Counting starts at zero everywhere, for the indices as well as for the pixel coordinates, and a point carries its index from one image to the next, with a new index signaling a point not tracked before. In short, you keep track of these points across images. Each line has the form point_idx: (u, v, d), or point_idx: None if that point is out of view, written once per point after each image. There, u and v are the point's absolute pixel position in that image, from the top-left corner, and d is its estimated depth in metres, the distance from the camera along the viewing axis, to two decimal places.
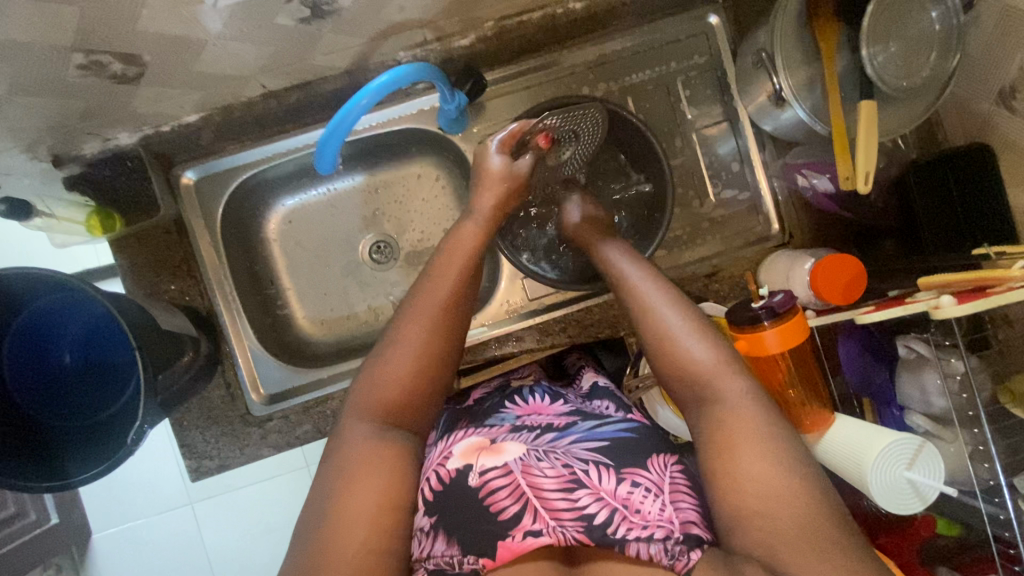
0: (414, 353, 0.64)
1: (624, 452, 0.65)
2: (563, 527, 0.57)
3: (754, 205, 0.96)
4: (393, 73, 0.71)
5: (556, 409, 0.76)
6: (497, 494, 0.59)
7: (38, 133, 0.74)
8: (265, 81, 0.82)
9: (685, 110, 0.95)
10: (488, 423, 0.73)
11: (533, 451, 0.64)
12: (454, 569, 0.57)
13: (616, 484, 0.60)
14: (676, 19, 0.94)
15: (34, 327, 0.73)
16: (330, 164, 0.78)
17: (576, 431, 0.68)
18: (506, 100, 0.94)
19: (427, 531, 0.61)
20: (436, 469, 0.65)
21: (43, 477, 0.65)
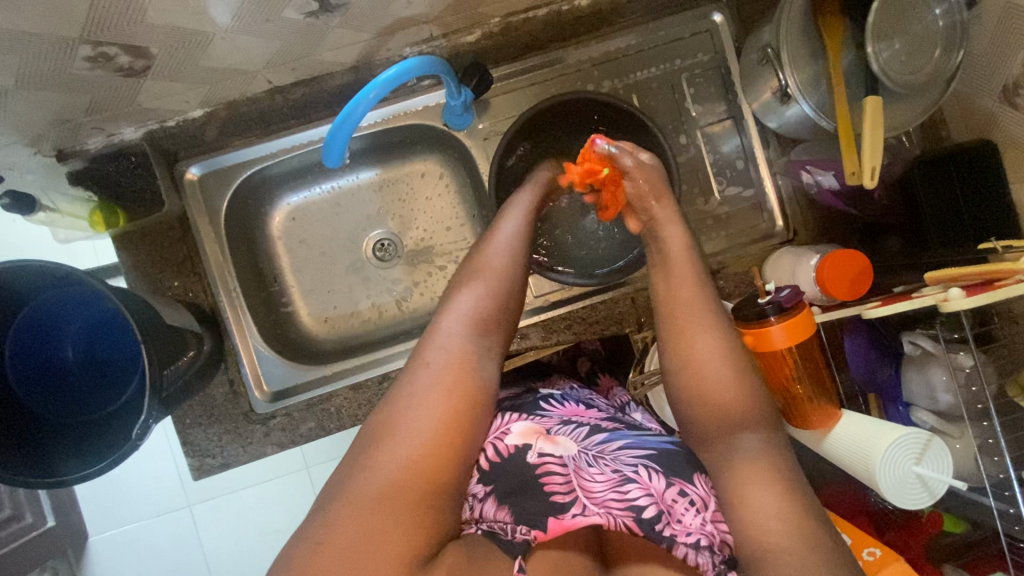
0: (494, 285, 0.67)
1: (670, 462, 0.63)
2: (612, 513, 0.58)
3: (758, 203, 0.96)
4: (402, 66, 0.71)
5: (595, 414, 0.74)
6: (552, 478, 0.60)
7: (43, 127, 0.73)
8: (271, 76, 0.81)
9: (690, 108, 0.95)
10: (537, 411, 0.70)
11: (585, 454, 0.64)
12: (505, 536, 0.58)
13: (665, 487, 0.60)
14: (680, 17, 0.94)
15: (38, 322, 0.72)
16: (337, 158, 0.77)
17: (624, 436, 0.67)
18: (511, 97, 0.94)
19: (480, 496, 0.62)
20: (494, 440, 0.65)
21: (41, 474, 0.64)
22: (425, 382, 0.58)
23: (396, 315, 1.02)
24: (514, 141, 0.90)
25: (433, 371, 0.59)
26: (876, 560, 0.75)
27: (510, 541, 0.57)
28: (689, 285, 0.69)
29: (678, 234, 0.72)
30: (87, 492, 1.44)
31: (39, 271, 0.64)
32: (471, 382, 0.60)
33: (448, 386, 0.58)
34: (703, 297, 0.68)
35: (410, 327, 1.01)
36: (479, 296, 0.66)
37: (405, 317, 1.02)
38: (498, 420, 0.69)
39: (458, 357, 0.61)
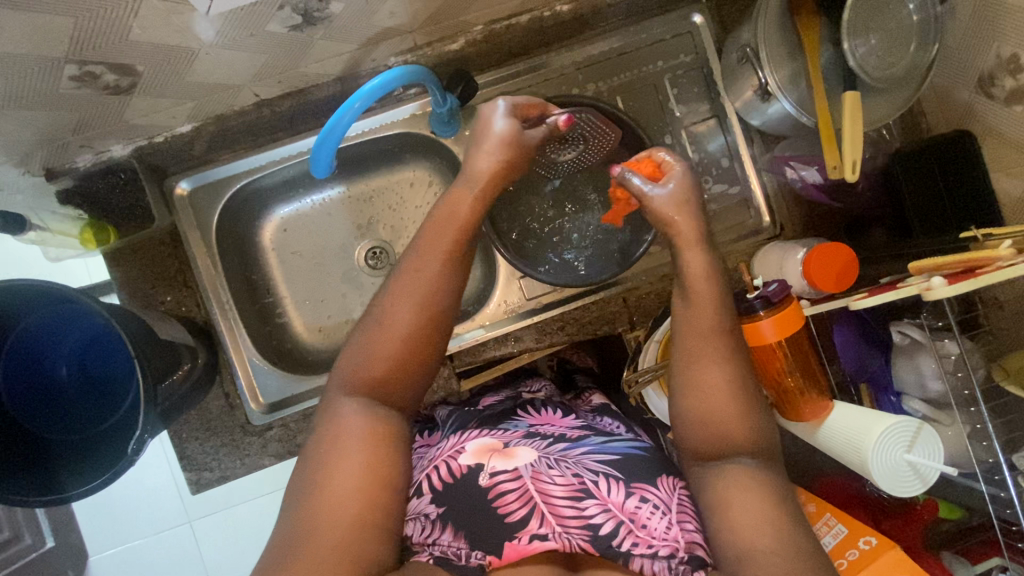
0: (406, 326, 0.61)
1: (634, 467, 0.66)
2: (568, 534, 0.58)
3: (745, 200, 0.97)
4: (385, 76, 0.71)
5: (567, 423, 0.77)
6: (505, 497, 0.61)
7: (30, 147, 0.74)
8: (258, 90, 0.82)
9: (674, 108, 0.97)
10: (505, 425, 0.75)
11: (544, 459, 0.65)
12: (459, 561, 0.59)
13: (624, 497, 0.61)
14: (661, 19, 0.96)
15: (30, 341, 0.73)
16: (325, 168, 0.78)
17: (587, 444, 0.70)
18: (497, 103, 0.95)
19: (433, 518, 0.63)
20: (448, 460, 0.68)
21: (35, 492, 0.64)
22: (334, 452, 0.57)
23: None
24: None
25: (336, 434, 0.58)
26: (871, 550, 0.76)
27: (464, 565, 0.59)
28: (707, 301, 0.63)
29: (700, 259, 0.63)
30: (86, 511, 1.44)
31: (32, 290, 0.65)
32: (382, 434, 0.59)
33: (349, 447, 0.58)
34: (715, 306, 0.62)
35: None
36: (395, 333, 0.61)
37: None
38: (460, 440, 0.73)
39: (364, 416, 0.60)
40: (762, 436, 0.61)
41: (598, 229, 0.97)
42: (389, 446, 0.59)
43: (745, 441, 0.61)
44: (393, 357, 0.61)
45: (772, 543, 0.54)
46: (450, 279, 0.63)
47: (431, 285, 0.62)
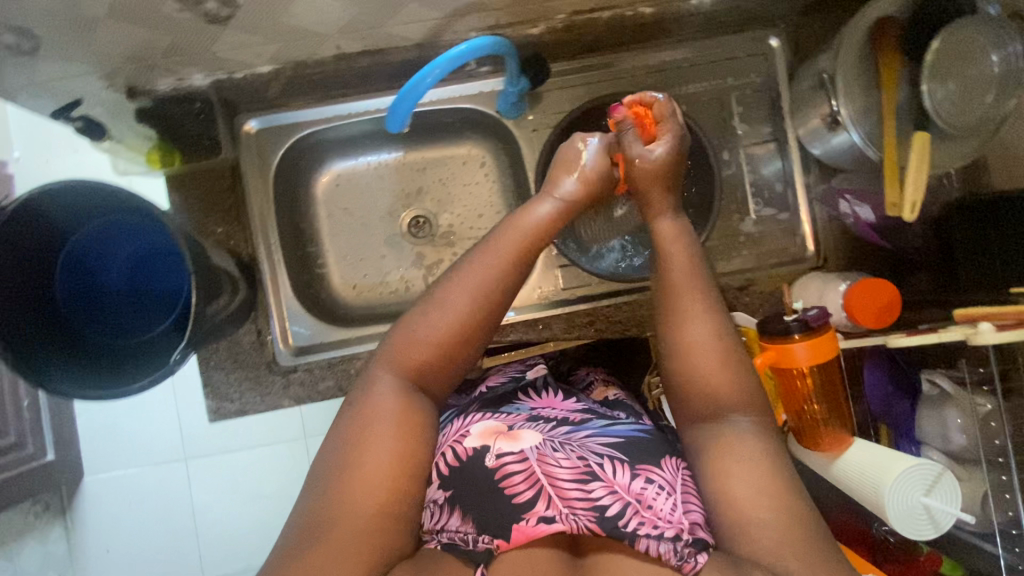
0: (454, 316, 0.66)
1: (638, 449, 0.67)
2: (575, 514, 0.59)
3: (791, 227, 0.98)
4: (473, 42, 0.72)
5: (567, 406, 0.78)
6: (513, 478, 0.62)
7: (118, 61, 0.76)
8: (340, 43, 0.84)
9: (736, 125, 0.98)
10: (507, 408, 0.76)
11: (550, 441, 0.66)
12: (467, 546, 0.60)
13: (630, 479, 0.62)
14: (737, 37, 0.97)
15: (94, 243, 0.76)
16: (399, 125, 0.80)
17: (590, 427, 0.71)
18: (564, 92, 0.97)
19: (441, 504, 0.65)
20: (454, 445, 0.68)
21: (62, 377, 0.66)
22: (373, 430, 0.61)
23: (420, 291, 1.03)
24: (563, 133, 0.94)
25: (378, 410, 0.62)
26: None
27: (472, 549, 0.60)
28: (684, 273, 0.70)
29: (671, 224, 0.73)
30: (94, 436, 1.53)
31: (114, 195, 0.70)
32: (418, 422, 0.63)
33: (389, 428, 0.61)
34: (702, 315, 0.68)
35: None
36: (441, 319, 0.66)
37: None
38: (462, 423, 0.73)
39: (400, 397, 0.63)
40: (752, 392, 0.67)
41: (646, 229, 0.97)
42: (420, 428, 0.63)
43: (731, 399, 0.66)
44: (439, 339, 0.65)
45: (770, 530, 0.58)
46: (505, 277, 0.68)
47: (493, 280, 0.67)
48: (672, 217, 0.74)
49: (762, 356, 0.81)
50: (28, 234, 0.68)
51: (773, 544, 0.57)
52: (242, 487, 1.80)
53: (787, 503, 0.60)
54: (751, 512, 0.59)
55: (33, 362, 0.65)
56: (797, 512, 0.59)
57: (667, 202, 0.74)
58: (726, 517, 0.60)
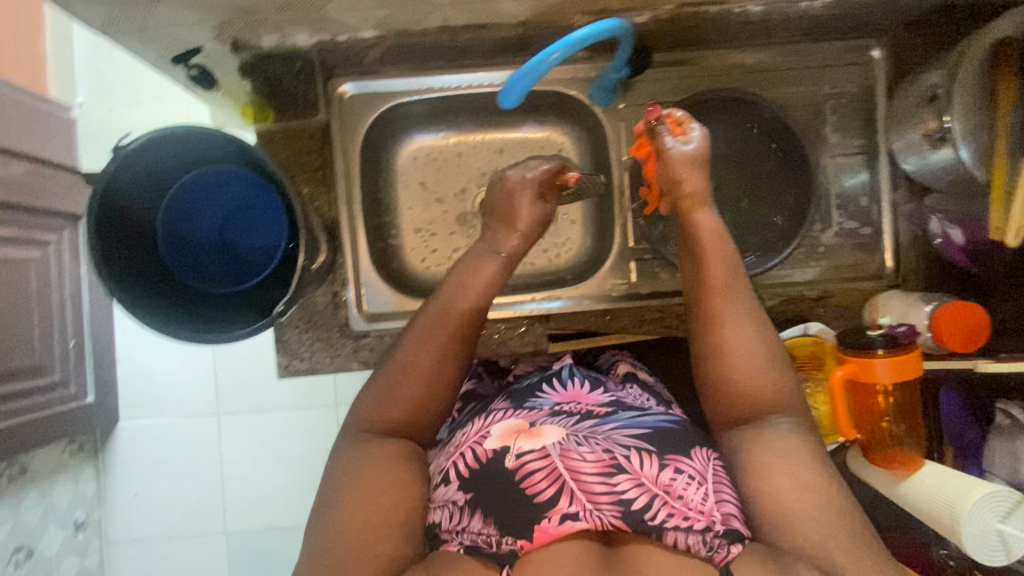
0: (413, 372, 0.69)
1: (668, 440, 0.66)
2: (600, 511, 0.59)
3: (873, 243, 0.97)
4: (599, 26, 0.72)
5: (595, 398, 0.76)
6: (534, 477, 0.61)
7: (231, 12, 0.76)
8: (448, 15, 0.83)
9: (828, 135, 0.97)
10: (527, 404, 0.75)
11: (573, 436, 0.65)
12: (491, 548, 0.60)
13: (658, 470, 0.62)
14: (840, 44, 0.96)
15: (195, 189, 0.77)
16: (512, 102, 0.78)
17: (618, 419, 0.70)
18: (658, 84, 0.96)
19: (460, 505, 0.64)
20: (473, 446, 0.67)
21: (155, 317, 0.67)
22: (359, 469, 0.65)
23: None
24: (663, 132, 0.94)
25: (362, 452, 0.66)
26: None
27: (497, 552, 0.60)
28: (721, 270, 0.70)
29: (709, 216, 0.72)
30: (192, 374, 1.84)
31: (224, 143, 0.71)
32: (402, 456, 0.67)
33: (376, 462, 0.65)
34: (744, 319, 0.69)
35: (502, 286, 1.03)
36: (400, 379, 0.70)
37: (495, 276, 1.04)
38: (481, 424, 0.72)
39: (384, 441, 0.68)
40: (786, 392, 0.69)
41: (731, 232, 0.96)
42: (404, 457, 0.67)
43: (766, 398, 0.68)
44: (405, 395, 0.69)
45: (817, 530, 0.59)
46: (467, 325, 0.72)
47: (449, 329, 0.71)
48: (711, 210, 0.73)
49: (842, 368, 0.80)
50: (140, 176, 0.69)
51: (819, 537, 0.58)
52: (269, 445, 1.84)
53: (832, 500, 0.61)
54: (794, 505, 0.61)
55: (127, 296, 0.66)
56: (844, 509, 0.61)
57: (706, 193, 0.73)
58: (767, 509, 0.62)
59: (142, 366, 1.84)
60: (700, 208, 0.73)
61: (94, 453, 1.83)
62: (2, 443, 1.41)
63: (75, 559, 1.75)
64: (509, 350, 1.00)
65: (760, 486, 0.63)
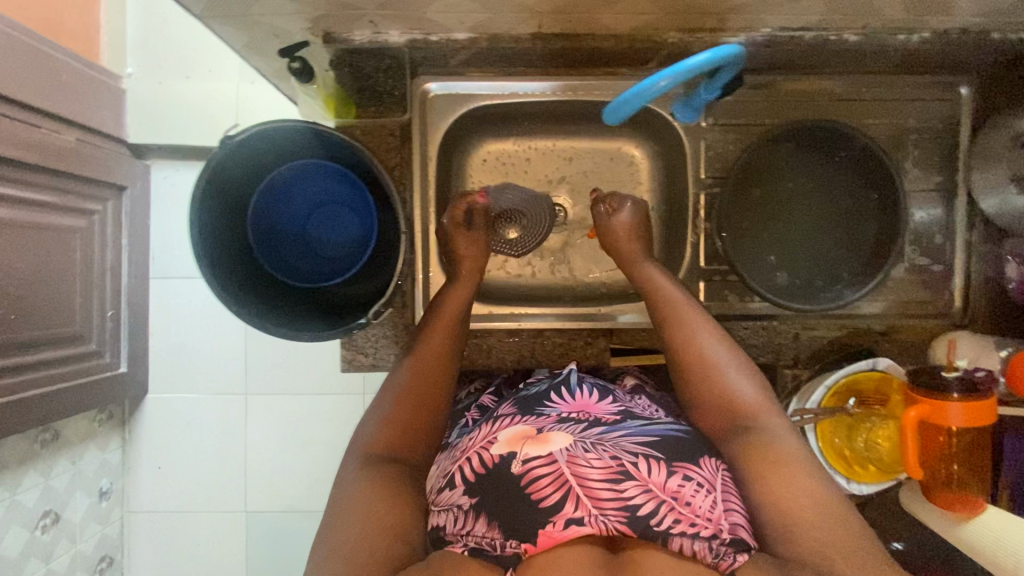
0: (402, 394, 0.74)
1: (675, 448, 0.67)
2: (605, 516, 0.60)
3: (943, 281, 0.96)
4: (718, 51, 0.70)
5: (603, 408, 0.77)
6: (540, 483, 0.62)
7: (333, 5, 0.76)
8: (544, 23, 0.82)
9: (908, 169, 0.96)
10: (536, 410, 0.75)
11: (580, 442, 0.66)
12: (496, 551, 0.61)
13: (666, 477, 0.63)
14: (928, 78, 0.95)
15: (284, 183, 0.77)
16: (617, 117, 0.79)
17: (627, 427, 0.70)
18: (743, 105, 0.95)
19: (465, 509, 0.65)
20: (480, 451, 0.69)
21: (251, 310, 0.67)
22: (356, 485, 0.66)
23: (549, 279, 1.04)
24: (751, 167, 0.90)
25: (361, 471, 0.68)
26: None
27: (500, 554, 0.61)
28: (680, 308, 0.81)
29: (653, 270, 0.86)
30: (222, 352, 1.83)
31: (326, 141, 0.71)
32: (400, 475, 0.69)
33: (375, 479, 0.67)
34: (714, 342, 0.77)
35: (565, 296, 1.04)
36: (389, 402, 0.74)
37: (559, 284, 1.04)
38: (491, 428, 0.73)
39: (382, 461, 0.69)
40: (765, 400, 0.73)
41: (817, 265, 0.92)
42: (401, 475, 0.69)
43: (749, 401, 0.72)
44: (398, 418, 0.73)
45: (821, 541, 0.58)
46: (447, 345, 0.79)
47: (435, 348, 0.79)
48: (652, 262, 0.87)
49: (915, 410, 0.80)
50: (247, 163, 0.71)
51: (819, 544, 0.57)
52: (292, 430, 1.83)
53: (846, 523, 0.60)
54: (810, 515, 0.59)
55: (228, 287, 0.66)
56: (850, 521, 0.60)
57: (639, 251, 0.89)
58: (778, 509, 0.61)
59: (172, 340, 1.84)
60: (641, 264, 0.87)
61: (122, 424, 1.83)
62: (38, 409, 1.42)
63: (97, 527, 1.76)
64: (571, 363, 0.98)
65: (766, 489, 0.63)
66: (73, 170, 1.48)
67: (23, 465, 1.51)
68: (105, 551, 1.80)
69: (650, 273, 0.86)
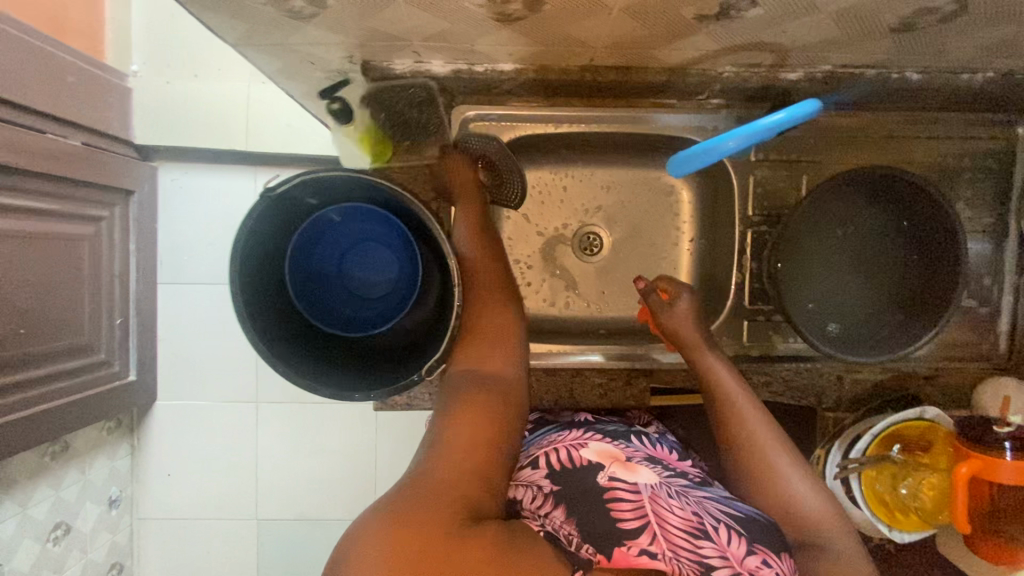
0: (481, 343, 0.77)
1: (756, 529, 0.63)
2: (678, 561, 0.57)
3: (990, 323, 0.94)
4: (796, 109, 0.69)
5: (684, 465, 0.76)
6: (622, 507, 0.61)
7: (377, 36, 0.71)
8: (597, 56, 0.78)
9: (961, 208, 0.94)
10: (624, 442, 0.76)
11: (665, 486, 0.66)
12: (570, 547, 0.59)
13: (745, 552, 0.59)
14: (984, 117, 0.92)
15: (323, 226, 0.72)
16: (679, 171, 0.77)
17: (712, 492, 0.69)
18: (791, 140, 0.92)
19: (544, 492, 0.66)
20: (569, 449, 0.72)
21: (298, 369, 0.64)
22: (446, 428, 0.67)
23: (584, 313, 1.01)
24: (811, 214, 0.87)
25: (450, 416, 0.68)
26: None
27: (574, 553, 0.58)
28: (738, 397, 0.80)
29: (715, 362, 0.83)
30: (232, 360, 1.80)
31: (368, 188, 0.67)
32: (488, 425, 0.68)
33: (464, 422, 0.67)
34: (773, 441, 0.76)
35: (601, 328, 1.01)
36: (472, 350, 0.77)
37: (595, 317, 1.01)
38: (580, 438, 0.75)
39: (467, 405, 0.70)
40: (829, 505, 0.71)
41: (867, 307, 0.89)
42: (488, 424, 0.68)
43: (813, 507, 0.70)
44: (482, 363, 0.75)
45: None
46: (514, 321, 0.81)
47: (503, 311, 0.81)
48: (709, 355, 0.83)
49: (965, 465, 0.78)
50: (280, 218, 0.66)
51: None
52: (303, 439, 1.80)
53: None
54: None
55: (272, 345, 0.64)
56: None
57: (699, 337, 0.84)
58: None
59: (181, 347, 1.79)
60: (699, 350, 0.84)
61: (131, 431, 1.81)
62: (49, 424, 1.38)
63: (108, 535, 1.75)
64: (609, 403, 0.96)
65: None
66: (82, 176, 1.42)
67: (34, 477, 1.48)
68: (116, 558, 1.79)
69: (705, 359, 0.83)
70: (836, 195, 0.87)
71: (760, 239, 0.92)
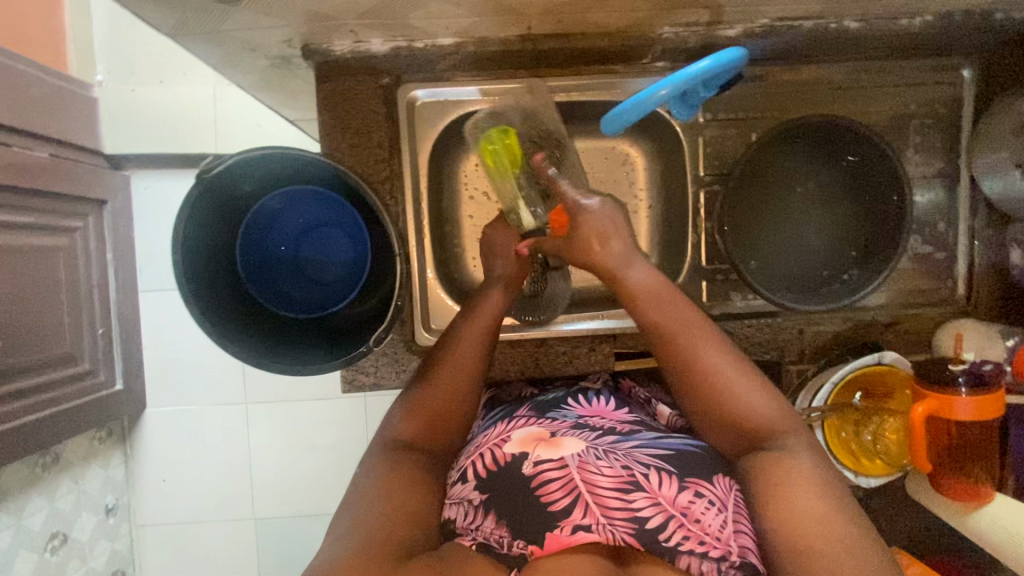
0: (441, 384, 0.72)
1: (688, 463, 0.65)
2: (611, 528, 0.59)
3: (946, 267, 0.95)
4: (718, 57, 0.70)
5: (620, 416, 0.77)
6: (549, 486, 0.62)
7: (310, 17, 0.72)
8: (534, 23, 0.79)
9: (911, 155, 0.94)
10: (552, 415, 0.75)
11: (592, 450, 0.66)
12: (503, 549, 0.61)
13: (676, 491, 0.61)
14: (929, 62, 0.92)
15: (269, 210, 0.74)
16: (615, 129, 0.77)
17: (639, 438, 0.70)
18: (738, 98, 0.93)
19: (475, 504, 0.65)
20: (494, 448, 0.69)
21: (244, 347, 0.65)
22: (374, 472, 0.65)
23: None
24: (756, 159, 0.87)
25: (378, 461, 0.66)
26: None
27: (507, 553, 0.61)
28: (677, 305, 0.69)
29: (643, 271, 0.70)
30: (219, 362, 1.81)
31: (308, 168, 0.68)
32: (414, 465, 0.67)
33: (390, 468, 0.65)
34: (715, 346, 0.67)
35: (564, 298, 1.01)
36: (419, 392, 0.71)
37: None
38: (505, 428, 0.73)
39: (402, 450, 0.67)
40: (777, 412, 0.65)
41: (816, 252, 0.90)
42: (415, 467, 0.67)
43: (765, 418, 0.64)
44: (435, 404, 0.71)
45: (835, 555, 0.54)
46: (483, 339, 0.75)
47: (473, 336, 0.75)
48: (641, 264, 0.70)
49: (923, 404, 0.79)
50: (223, 202, 0.68)
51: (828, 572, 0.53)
52: (294, 436, 1.81)
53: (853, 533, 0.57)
54: (800, 495, 0.58)
55: (220, 324, 0.65)
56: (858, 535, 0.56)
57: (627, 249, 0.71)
58: (773, 501, 0.59)
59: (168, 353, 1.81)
60: (627, 265, 0.70)
61: (122, 439, 1.82)
62: (40, 438, 1.37)
63: (107, 543, 1.76)
64: (575, 369, 0.97)
65: (760, 493, 0.60)
66: (57, 188, 1.40)
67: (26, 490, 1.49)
68: (118, 566, 1.81)
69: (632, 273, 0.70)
70: (774, 145, 0.87)
71: (712, 198, 0.94)
